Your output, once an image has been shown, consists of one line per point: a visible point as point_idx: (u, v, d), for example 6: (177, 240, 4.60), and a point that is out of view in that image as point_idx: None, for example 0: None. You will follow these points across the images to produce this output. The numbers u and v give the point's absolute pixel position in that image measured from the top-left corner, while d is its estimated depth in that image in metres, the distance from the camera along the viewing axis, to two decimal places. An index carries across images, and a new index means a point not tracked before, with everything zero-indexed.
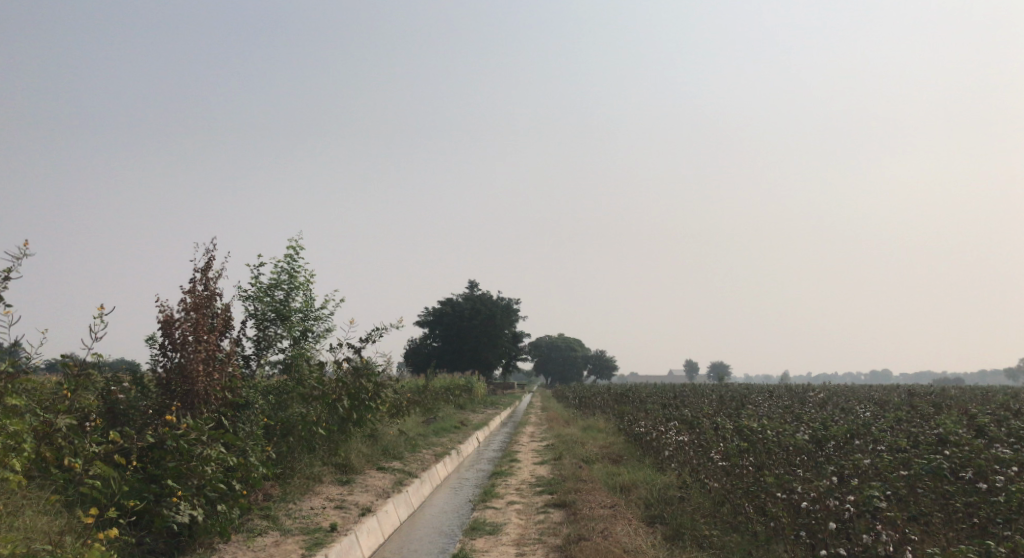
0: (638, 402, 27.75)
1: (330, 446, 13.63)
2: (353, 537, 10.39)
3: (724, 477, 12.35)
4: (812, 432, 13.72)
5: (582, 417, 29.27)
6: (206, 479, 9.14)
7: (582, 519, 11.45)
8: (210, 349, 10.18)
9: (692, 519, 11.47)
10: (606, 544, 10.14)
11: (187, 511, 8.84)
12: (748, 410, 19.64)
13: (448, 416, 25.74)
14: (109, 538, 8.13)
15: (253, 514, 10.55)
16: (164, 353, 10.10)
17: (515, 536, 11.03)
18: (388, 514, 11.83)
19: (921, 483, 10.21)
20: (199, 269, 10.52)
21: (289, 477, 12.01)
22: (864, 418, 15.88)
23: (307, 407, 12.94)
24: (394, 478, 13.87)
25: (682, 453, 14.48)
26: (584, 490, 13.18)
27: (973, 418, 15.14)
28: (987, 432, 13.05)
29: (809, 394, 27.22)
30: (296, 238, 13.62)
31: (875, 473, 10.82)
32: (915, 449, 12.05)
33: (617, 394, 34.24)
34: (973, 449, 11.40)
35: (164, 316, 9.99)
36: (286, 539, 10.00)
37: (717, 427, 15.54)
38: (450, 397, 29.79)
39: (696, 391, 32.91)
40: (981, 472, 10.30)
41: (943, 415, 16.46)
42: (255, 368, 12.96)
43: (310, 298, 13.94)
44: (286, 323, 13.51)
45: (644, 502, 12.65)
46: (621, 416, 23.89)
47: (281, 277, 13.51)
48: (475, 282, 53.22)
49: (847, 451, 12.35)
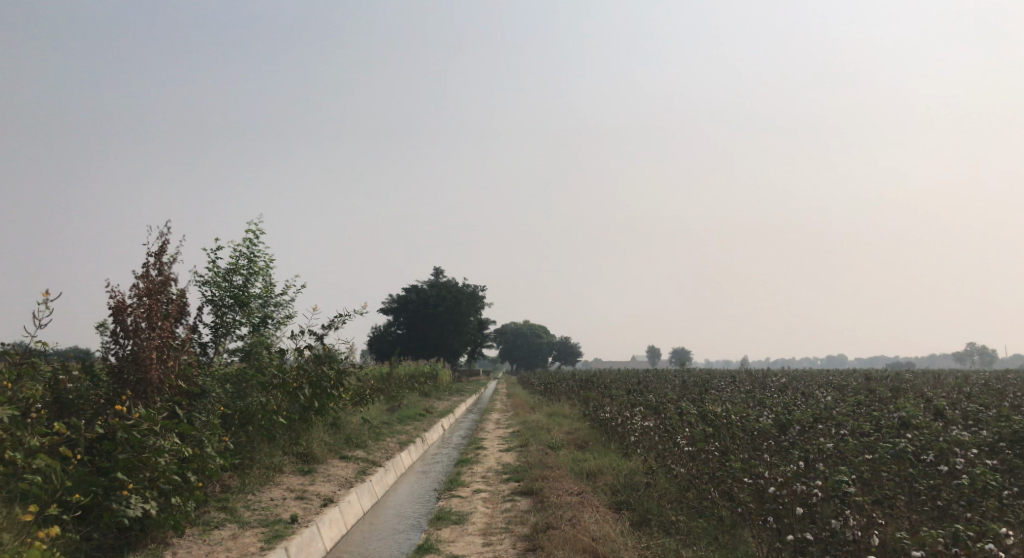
0: (603, 388, 27.72)
1: (291, 436, 13.30)
2: (314, 529, 10.07)
3: (690, 462, 12.20)
4: (776, 417, 13.65)
5: (548, 403, 29.19)
6: (159, 470, 8.81)
7: (549, 506, 11.24)
8: (165, 336, 9.83)
9: (659, 505, 11.34)
10: (574, 533, 9.93)
11: (139, 505, 8.50)
12: (711, 395, 19.63)
13: (412, 403, 25.48)
14: (52, 536, 7.79)
15: (210, 507, 10.18)
16: (116, 340, 9.70)
17: (481, 526, 10.78)
18: (350, 505, 11.52)
19: (886, 467, 10.10)
20: (153, 253, 10.14)
21: (248, 468, 11.65)
22: (825, 402, 15.90)
23: (267, 395, 12.50)
24: (358, 467, 13.57)
25: (648, 439, 14.35)
26: (551, 477, 12.97)
27: (929, 402, 15.22)
28: (946, 415, 13.08)
29: (768, 380, 27.40)
30: (255, 222, 13.24)
31: (840, 457, 10.73)
32: (877, 433, 12.00)
33: (582, 380, 34.20)
34: (933, 432, 11.38)
35: (116, 302, 9.60)
36: (245, 532, 9.66)
37: (681, 412, 15.45)
38: (415, 385, 29.52)
39: (659, 376, 33.05)
40: (942, 455, 10.25)
41: (902, 398, 16.55)
42: (212, 356, 12.57)
43: (270, 283, 13.56)
44: (245, 309, 13.14)
45: (611, 489, 12.49)
46: (585, 403, 23.74)
47: (239, 261, 13.11)
48: (439, 269, 52.83)
49: (810, 435, 12.28)
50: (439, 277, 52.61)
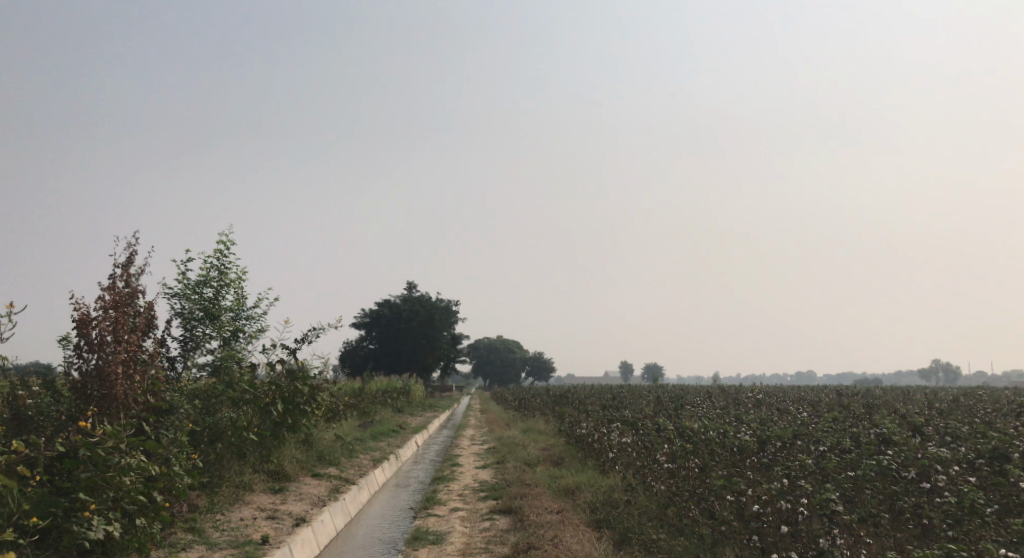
0: (579, 403, 27.47)
1: (262, 452, 12.94)
2: (286, 550, 9.71)
3: (670, 479, 11.95)
4: (755, 433, 13.47)
5: (523, 419, 28.92)
6: (123, 490, 8.47)
7: (529, 526, 10.96)
8: (131, 350, 9.49)
9: (639, 523, 11.08)
10: (556, 553, 9.65)
11: (101, 526, 8.17)
12: (687, 411, 19.45)
13: (386, 419, 25.11)
14: None
15: (177, 528, 9.79)
16: (79, 354, 9.34)
17: (460, 546, 10.48)
18: (324, 524, 11.17)
19: (869, 484, 9.87)
20: (120, 264, 9.78)
21: (217, 486, 11.28)
22: (801, 418, 15.77)
23: (237, 411, 12.12)
24: (330, 485, 13.21)
25: (626, 455, 14.11)
26: (530, 495, 12.69)
27: (906, 417, 15.09)
28: (925, 430, 12.97)
29: (742, 395, 27.29)
30: (226, 232, 12.91)
31: (822, 474, 10.53)
32: (858, 449, 11.81)
33: (557, 395, 33.97)
34: (913, 448, 11.20)
35: (80, 315, 9.24)
36: (213, 553, 9.29)
37: (658, 429, 15.22)
38: (388, 401, 29.11)
39: (632, 391, 32.92)
40: (925, 472, 10.00)
41: (879, 414, 16.48)
42: (181, 370, 12.19)
43: (241, 296, 13.22)
44: (215, 323, 12.79)
45: (590, 506, 12.23)
46: (561, 419, 23.46)
47: (210, 273, 12.76)
48: (412, 283, 52.43)
49: (790, 451, 12.11)
50: (412, 291, 52.23)
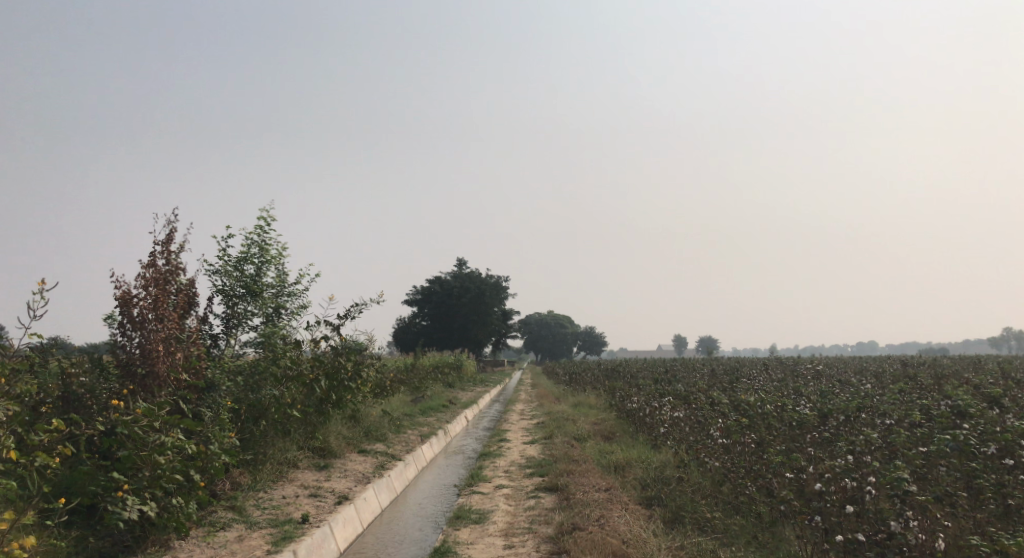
0: (633, 377, 27.01)
1: (307, 429, 12.81)
2: (326, 529, 9.50)
3: (724, 455, 11.44)
4: (815, 406, 12.89)
5: (575, 393, 28.61)
6: (160, 469, 8.30)
7: (575, 504, 10.61)
8: (172, 330, 9.35)
9: (691, 501, 10.62)
10: (602, 535, 9.28)
11: (135, 506, 8.03)
12: (746, 383, 18.85)
13: (437, 394, 24.95)
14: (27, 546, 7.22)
15: (217, 507, 9.66)
16: (123, 332, 9.20)
17: (503, 525, 10.19)
18: (367, 502, 10.96)
19: (944, 460, 9.31)
20: (160, 241, 9.63)
21: (261, 463, 11.14)
22: (866, 390, 15.12)
23: (282, 388, 11.94)
24: (375, 462, 13.03)
25: (678, 430, 13.61)
26: (577, 472, 12.33)
27: (980, 388, 14.33)
28: (1002, 403, 12.24)
29: (802, 366, 26.55)
30: (265, 209, 12.65)
31: (891, 450, 9.98)
32: (929, 423, 11.17)
33: (609, 369, 33.55)
34: (989, 422, 10.55)
35: (121, 293, 9.10)
36: (252, 533, 9.13)
37: (713, 403, 14.74)
38: (439, 376, 28.98)
39: (685, 365, 32.32)
40: (1007, 447, 9.35)
41: (948, 384, 15.74)
42: (224, 348, 12.11)
43: (282, 273, 13.04)
44: (257, 299, 12.65)
45: (641, 483, 11.83)
46: (612, 393, 23.06)
47: (251, 250, 12.60)
48: (463, 259, 52.30)
49: (853, 426, 11.55)
50: (462, 267, 52.11)
